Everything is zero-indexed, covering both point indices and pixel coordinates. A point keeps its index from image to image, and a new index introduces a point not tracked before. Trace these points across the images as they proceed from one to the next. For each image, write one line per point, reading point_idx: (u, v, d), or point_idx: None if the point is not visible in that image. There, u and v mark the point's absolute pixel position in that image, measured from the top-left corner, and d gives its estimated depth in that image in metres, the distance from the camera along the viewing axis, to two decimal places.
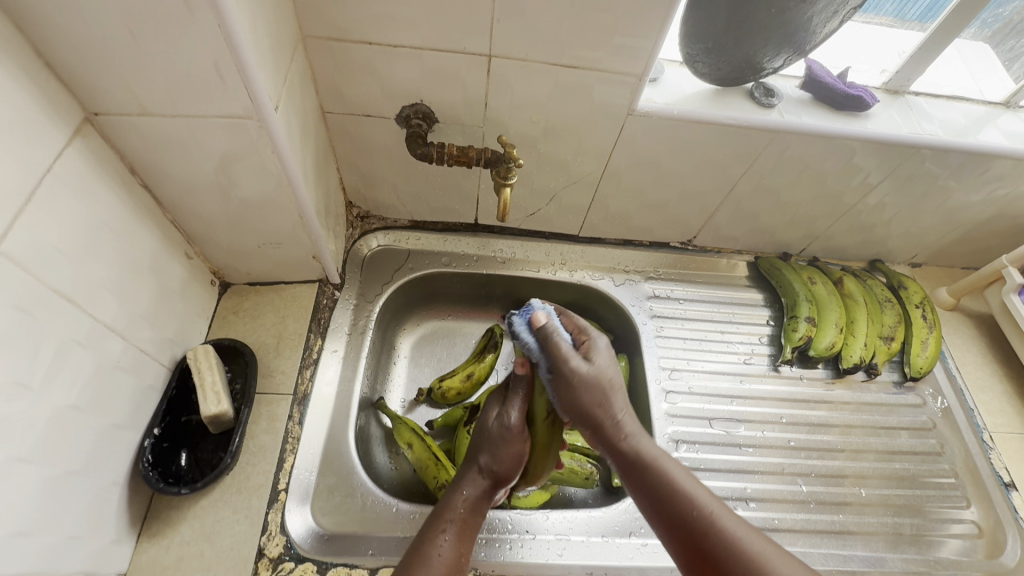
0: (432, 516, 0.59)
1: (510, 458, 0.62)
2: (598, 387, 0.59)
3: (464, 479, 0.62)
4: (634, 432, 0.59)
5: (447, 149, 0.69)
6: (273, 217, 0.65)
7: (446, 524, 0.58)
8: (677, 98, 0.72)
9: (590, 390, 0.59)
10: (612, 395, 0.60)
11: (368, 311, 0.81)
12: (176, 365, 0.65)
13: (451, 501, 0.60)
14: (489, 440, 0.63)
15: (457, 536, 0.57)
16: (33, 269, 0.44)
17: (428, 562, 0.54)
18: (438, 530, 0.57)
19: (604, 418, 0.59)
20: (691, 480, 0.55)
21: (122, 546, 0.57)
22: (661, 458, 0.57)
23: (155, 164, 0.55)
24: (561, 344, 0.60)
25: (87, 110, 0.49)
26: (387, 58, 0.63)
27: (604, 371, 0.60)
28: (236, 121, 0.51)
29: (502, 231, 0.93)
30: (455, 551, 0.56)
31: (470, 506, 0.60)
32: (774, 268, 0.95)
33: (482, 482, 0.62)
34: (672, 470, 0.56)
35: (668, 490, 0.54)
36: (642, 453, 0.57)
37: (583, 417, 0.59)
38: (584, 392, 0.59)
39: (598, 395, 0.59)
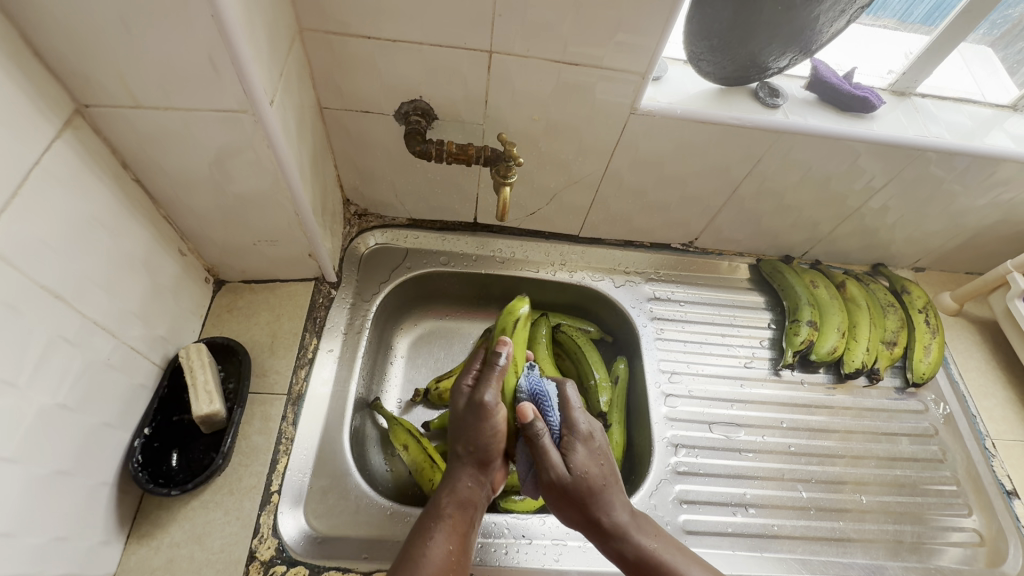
0: (420, 521, 0.58)
1: (483, 436, 0.62)
2: (583, 497, 0.60)
3: (456, 474, 0.62)
4: (624, 531, 0.59)
5: (447, 146, 0.67)
6: (269, 213, 0.64)
7: (435, 525, 0.56)
8: (680, 96, 0.71)
9: (575, 494, 0.60)
10: (602, 500, 0.60)
11: (365, 310, 0.80)
12: (167, 364, 0.64)
13: (444, 499, 0.59)
14: (460, 424, 0.63)
15: (451, 534, 0.56)
16: (20, 264, 0.43)
17: (421, 566, 0.52)
18: (434, 528, 0.56)
19: (588, 523, 0.60)
20: (687, 562, 0.59)
21: (110, 547, 0.55)
22: (659, 550, 0.59)
23: (147, 159, 0.54)
24: (544, 443, 0.61)
25: (78, 102, 0.48)
26: (386, 53, 0.62)
27: (585, 473, 0.61)
28: (230, 114, 0.50)
29: (502, 231, 0.92)
30: (448, 552, 0.54)
31: (462, 499, 0.60)
32: (776, 271, 0.94)
33: (471, 470, 0.62)
34: (666, 556, 0.59)
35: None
36: (635, 552, 0.59)
37: (571, 497, 0.61)
38: (567, 500, 0.61)
39: (583, 502, 0.60)
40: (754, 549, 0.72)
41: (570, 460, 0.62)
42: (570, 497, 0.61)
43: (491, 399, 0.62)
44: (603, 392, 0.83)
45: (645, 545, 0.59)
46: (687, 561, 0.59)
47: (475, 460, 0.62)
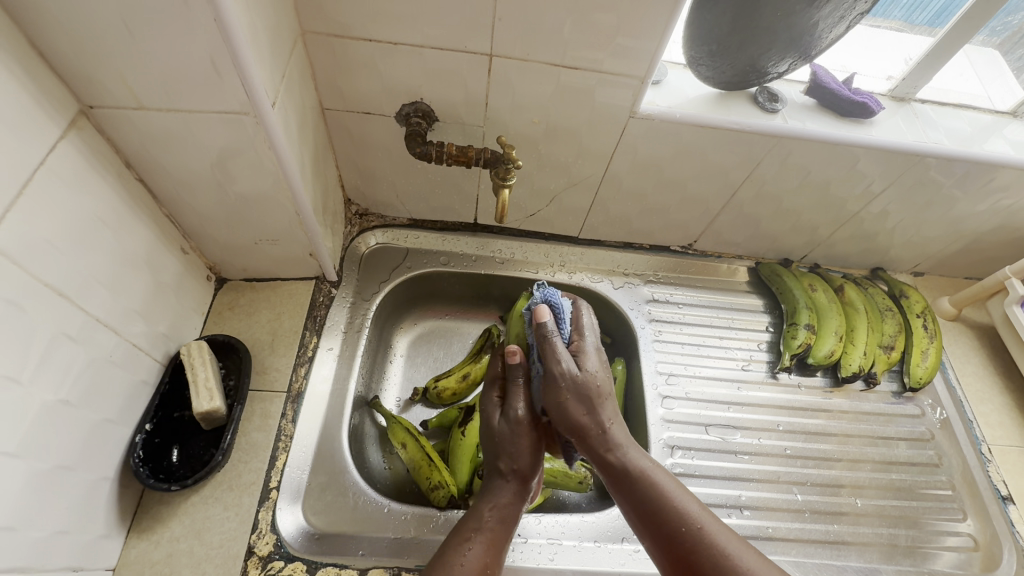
0: (459, 527, 0.57)
1: (526, 454, 0.62)
2: (586, 394, 0.61)
3: (498, 484, 0.61)
4: (622, 445, 0.60)
5: (447, 148, 0.68)
6: (270, 213, 0.65)
7: (474, 532, 0.56)
8: (679, 100, 0.71)
9: (579, 392, 0.61)
10: (601, 402, 0.62)
11: (365, 309, 0.81)
12: (169, 361, 0.64)
13: (484, 507, 0.59)
14: (503, 439, 0.63)
15: (487, 542, 0.55)
16: (24, 262, 0.44)
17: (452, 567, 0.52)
18: (470, 532, 0.56)
19: (589, 425, 0.60)
20: (678, 489, 0.57)
21: (111, 541, 0.56)
22: (652, 469, 0.58)
23: (151, 158, 0.55)
24: (556, 343, 0.63)
25: (82, 103, 0.48)
26: (387, 55, 0.62)
27: (594, 376, 0.62)
28: (232, 116, 0.51)
29: (502, 231, 0.92)
30: (481, 559, 0.54)
31: (503, 514, 0.59)
32: (775, 274, 0.95)
33: (512, 486, 0.61)
34: (657, 477, 0.57)
35: (654, 495, 0.56)
36: (629, 466, 0.58)
37: (578, 397, 0.61)
38: (570, 398, 0.61)
39: (584, 404, 0.61)
40: None
41: (581, 363, 0.63)
42: (576, 392, 0.61)
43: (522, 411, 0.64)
44: None
45: (640, 463, 0.59)
46: (677, 488, 0.57)
47: (517, 477, 0.62)
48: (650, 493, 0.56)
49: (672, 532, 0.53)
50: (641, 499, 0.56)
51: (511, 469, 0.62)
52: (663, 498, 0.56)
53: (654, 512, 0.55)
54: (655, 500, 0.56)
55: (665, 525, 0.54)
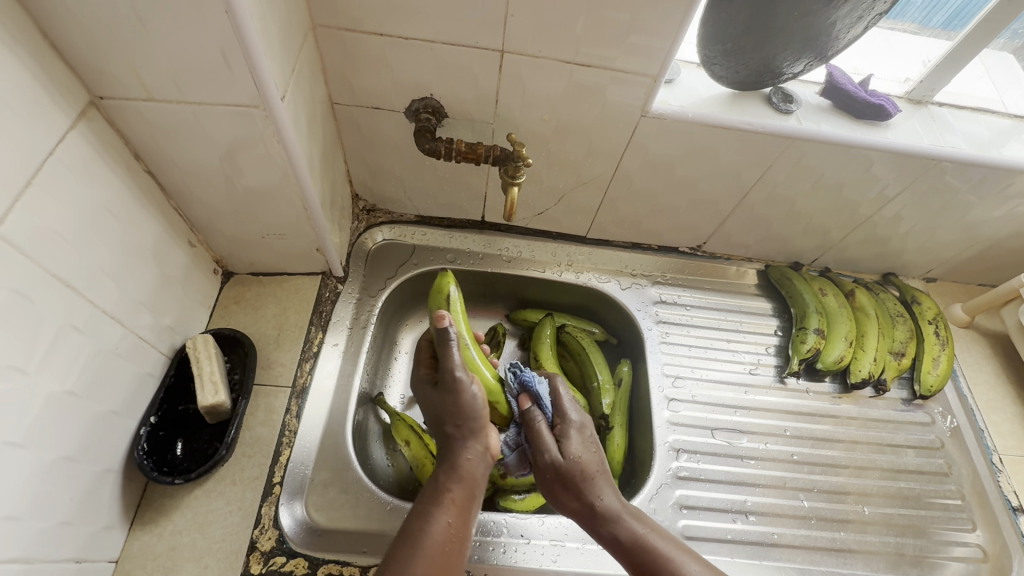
0: (422, 498, 0.56)
1: (470, 403, 0.59)
2: (573, 479, 0.60)
3: (456, 449, 0.59)
4: (618, 517, 0.59)
5: (456, 144, 0.67)
6: (278, 207, 0.64)
7: (438, 501, 0.55)
8: (692, 99, 0.70)
9: (566, 479, 0.60)
10: (597, 481, 0.60)
11: (370, 305, 0.80)
12: (174, 353, 0.64)
13: (445, 477, 0.57)
14: (451, 405, 0.60)
15: (452, 509, 0.54)
16: (32, 252, 0.44)
17: (421, 540, 0.51)
18: (436, 504, 0.55)
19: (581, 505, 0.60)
20: (678, 551, 0.57)
21: (114, 532, 0.56)
22: (649, 535, 0.58)
23: (159, 150, 0.55)
24: (541, 425, 0.62)
25: (92, 94, 0.48)
26: (398, 50, 0.62)
27: (579, 460, 0.61)
28: (242, 109, 0.51)
29: (509, 230, 0.92)
30: (448, 527, 0.53)
31: (461, 474, 0.58)
32: (785, 277, 0.94)
33: (465, 441, 0.60)
34: (658, 544, 0.57)
35: (660, 565, 0.56)
36: (623, 536, 0.58)
37: (568, 484, 0.60)
38: (558, 487, 0.61)
39: (574, 489, 0.60)
40: (753, 557, 0.72)
41: (565, 448, 0.62)
42: (562, 479, 0.60)
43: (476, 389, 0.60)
44: (606, 394, 0.83)
45: (636, 530, 0.58)
46: (682, 554, 0.57)
47: (472, 436, 0.60)
48: (657, 565, 0.56)
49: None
50: (649, 573, 0.56)
51: (463, 431, 0.60)
52: (669, 568, 0.55)
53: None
54: (662, 571, 0.55)
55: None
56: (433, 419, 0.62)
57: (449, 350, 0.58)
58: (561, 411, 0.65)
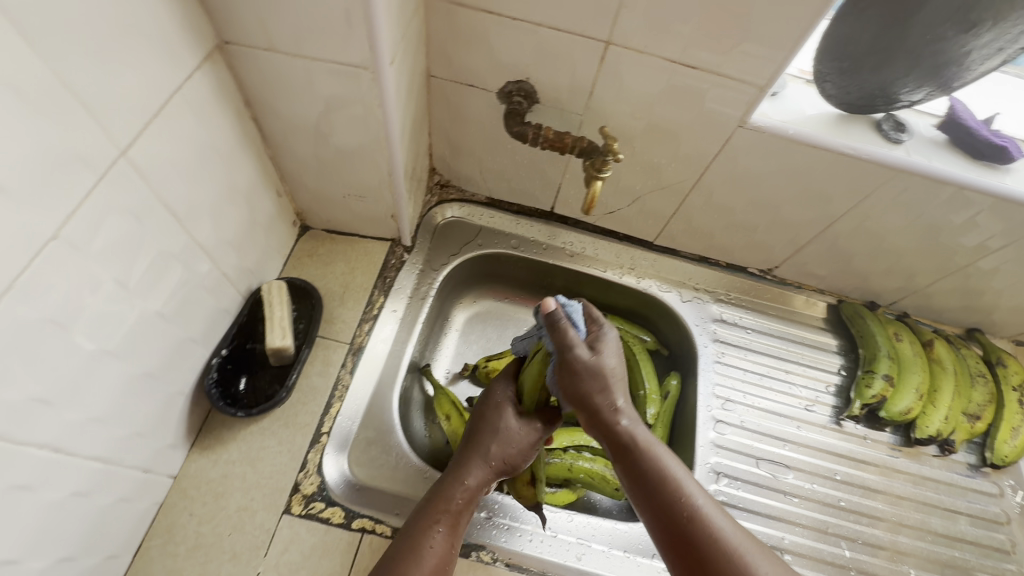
0: (426, 507, 0.57)
1: (518, 448, 0.61)
2: (598, 375, 0.55)
3: (470, 470, 0.60)
4: (632, 423, 0.55)
5: (545, 131, 0.66)
6: (365, 169, 0.66)
7: (440, 516, 0.56)
8: (796, 116, 0.66)
9: (592, 373, 0.54)
10: (615, 385, 0.55)
11: (431, 278, 0.83)
12: (249, 294, 0.67)
13: (452, 494, 0.58)
14: (499, 430, 0.61)
15: (451, 529, 0.56)
16: (151, 180, 0.46)
17: (420, 559, 0.52)
18: (436, 527, 0.55)
19: (602, 406, 0.55)
20: (685, 475, 0.53)
21: (176, 452, 0.60)
22: (659, 450, 0.55)
23: (267, 99, 0.57)
24: (570, 331, 0.54)
25: (219, 39, 0.50)
26: (502, 30, 0.62)
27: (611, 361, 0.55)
28: (353, 70, 0.52)
29: (577, 225, 0.92)
30: (445, 545, 0.55)
31: (468, 496, 0.58)
32: (857, 315, 0.89)
33: (487, 471, 0.60)
34: (670, 463, 0.54)
35: (664, 480, 0.52)
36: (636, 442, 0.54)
37: (592, 383, 0.54)
38: (582, 378, 0.54)
39: (599, 382, 0.54)
40: None
41: (597, 350, 0.55)
42: (588, 373, 0.54)
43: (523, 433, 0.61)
44: (651, 403, 0.81)
45: (643, 439, 0.55)
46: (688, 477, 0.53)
47: (493, 473, 0.60)
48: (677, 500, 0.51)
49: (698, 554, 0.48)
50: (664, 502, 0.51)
51: (489, 463, 0.60)
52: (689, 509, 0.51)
53: (681, 524, 0.50)
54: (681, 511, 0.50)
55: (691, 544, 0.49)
56: (473, 433, 0.63)
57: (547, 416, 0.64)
58: (599, 325, 0.58)
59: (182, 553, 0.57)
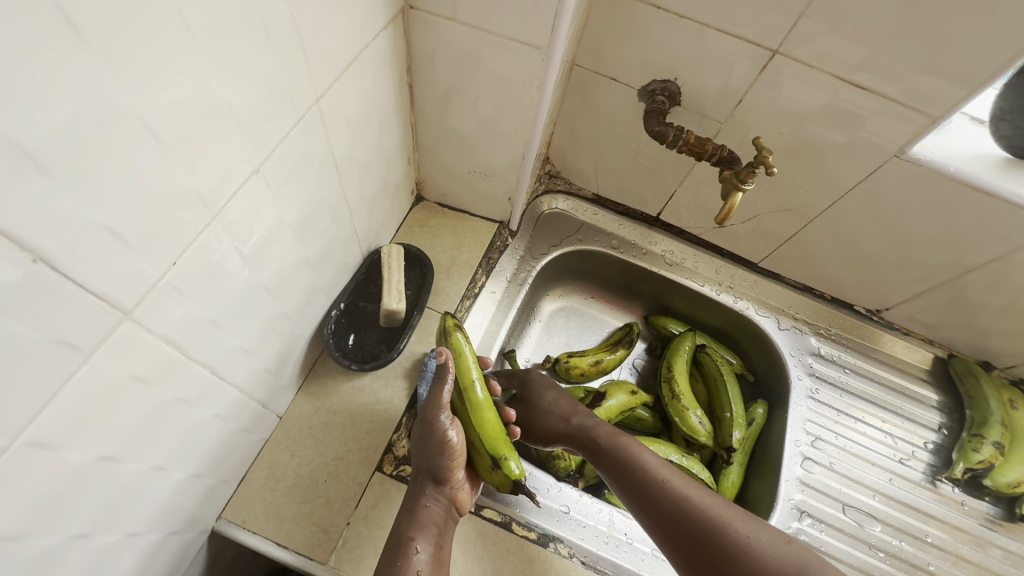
0: (386, 558, 0.54)
1: (437, 452, 0.57)
2: (547, 399, 0.70)
3: (416, 497, 0.57)
4: (604, 433, 0.65)
5: (687, 134, 0.64)
6: (500, 148, 0.66)
7: (403, 557, 0.52)
8: (959, 152, 0.62)
9: (540, 401, 0.70)
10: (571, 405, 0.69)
11: (531, 265, 0.83)
12: (367, 255, 0.69)
13: (408, 528, 0.55)
14: (418, 451, 0.58)
15: (422, 558, 0.53)
16: (328, 129, 0.47)
17: None
18: (405, 562, 0.52)
19: (563, 426, 0.67)
20: (661, 464, 0.60)
21: (286, 393, 0.62)
22: (635, 446, 0.62)
23: (429, 68, 0.58)
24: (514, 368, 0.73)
25: (405, 3, 0.51)
26: (665, 26, 0.60)
27: (554, 388, 0.71)
28: (524, 47, 0.52)
29: (679, 234, 0.90)
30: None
31: (423, 521, 0.55)
32: (970, 373, 0.83)
33: (430, 490, 0.57)
34: (645, 456, 0.61)
35: (643, 470, 0.59)
36: (612, 442, 0.63)
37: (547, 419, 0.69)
38: (542, 405, 0.70)
39: (552, 403, 0.70)
40: None
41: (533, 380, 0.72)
42: (534, 402, 0.71)
43: (453, 435, 0.57)
44: (737, 428, 0.78)
45: (620, 438, 0.63)
46: (664, 467, 0.60)
47: (437, 481, 0.57)
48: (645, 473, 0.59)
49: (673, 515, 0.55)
50: (625, 473, 0.60)
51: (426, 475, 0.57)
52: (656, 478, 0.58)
53: (666, 507, 0.56)
54: (651, 482, 0.58)
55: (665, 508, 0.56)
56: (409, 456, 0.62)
57: (437, 396, 0.57)
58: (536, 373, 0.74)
59: (281, 490, 0.59)
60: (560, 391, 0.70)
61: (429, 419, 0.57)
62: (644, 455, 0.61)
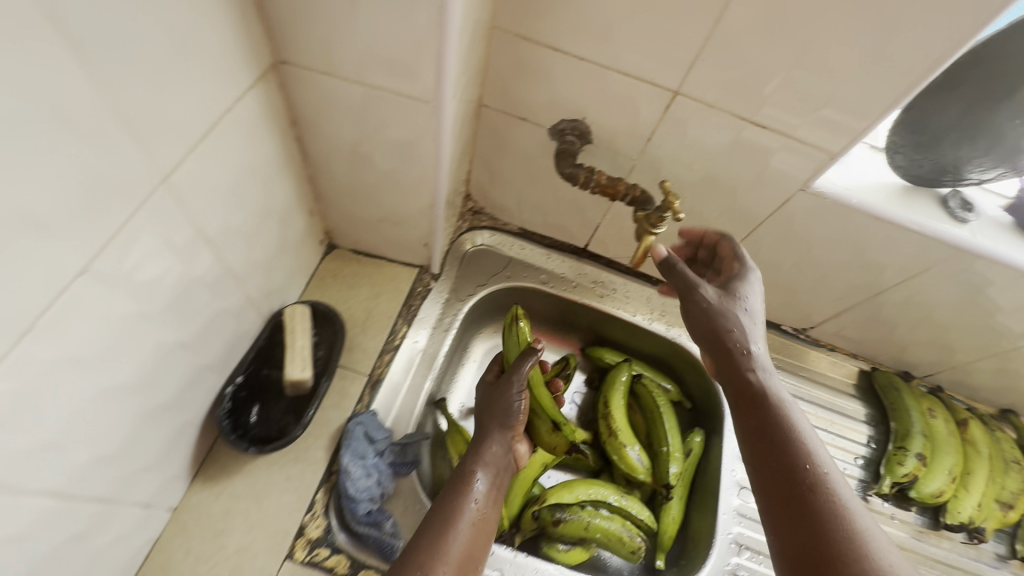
0: (447, 486, 0.60)
1: (512, 407, 0.67)
2: (727, 314, 0.56)
3: (485, 440, 0.65)
4: (766, 371, 0.54)
5: (598, 176, 0.63)
6: (406, 198, 0.63)
7: (463, 485, 0.59)
8: (859, 184, 0.63)
9: (710, 317, 0.56)
10: (752, 330, 0.56)
11: (456, 309, 0.79)
12: (269, 318, 0.64)
13: (472, 462, 0.62)
14: (495, 402, 0.68)
15: (481, 494, 0.59)
16: (188, 204, 0.43)
17: (456, 522, 0.54)
18: (468, 486, 0.59)
19: (734, 343, 0.55)
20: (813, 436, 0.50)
21: (179, 483, 0.56)
22: (789, 404, 0.52)
23: (316, 121, 0.54)
24: (687, 271, 0.59)
25: (275, 57, 0.47)
26: (566, 68, 0.58)
27: (742, 300, 0.57)
28: (410, 101, 0.48)
29: (608, 264, 0.89)
30: (476, 509, 0.57)
31: (491, 460, 0.63)
32: (892, 387, 0.86)
33: (500, 439, 0.66)
34: (795, 415, 0.51)
35: (789, 433, 0.50)
36: (768, 390, 0.52)
37: (710, 340, 0.56)
38: (704, 321, 0.57)
39: (723, 320, 0.56)
40: None
41: (733, 286, 0.58)
42: (713, 315, 0.56)
43: (521, 404, 0.68)
44: (674, 462, 0.77)
45: (774, 388, 0.53)
46: (814, 435, 0.50)
47: (503, 430, 0.66)
48: (802, 461, 0.48)
49: (815, 526, 0.44)
50: (770, 427, 0.50)
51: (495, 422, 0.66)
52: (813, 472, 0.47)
53: (798, 481, 0.46)
54: (804, 476, 0.47)
55: (807, 510, 0.45)
56: (477, 410, 0.71)
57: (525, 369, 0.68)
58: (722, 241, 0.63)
59: None
60: (722, 296, 0.57)
61: (512, 384, 0.68)
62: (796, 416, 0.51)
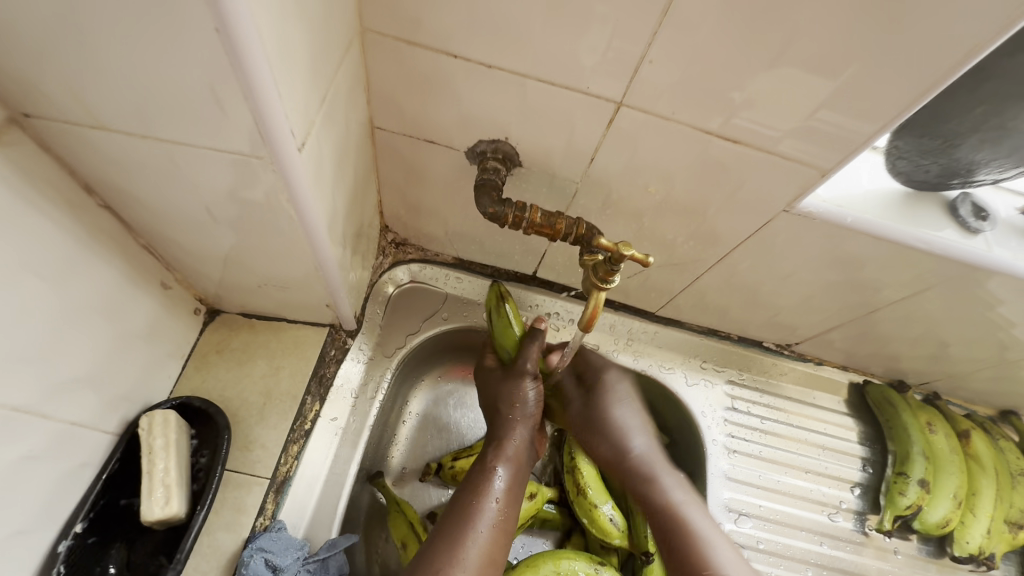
0: (465, 483, 0.54)
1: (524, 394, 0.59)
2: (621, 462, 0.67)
3: (502, 429, 0.58)
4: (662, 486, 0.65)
5: (530, 214, 0.49)
6: (283, 262, 0.48)
7: (480, 482, 0.53)
8: (852, 197, 0.51)
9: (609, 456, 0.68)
10: (650, 470, 0.66)
11: (383, 370, 0.67)
12: (124, 431, 0.49)
13: (489, 457, 0.55)
14: (506, 386, 0.60)
15: (500, 491, 0.53)
16: None
17: (474, 523, 0.49)
18: (485, 483, 0.53)
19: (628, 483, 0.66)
20: (713, 531, 0.60)
21: None
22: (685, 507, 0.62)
23: (120, 184, 0.38)
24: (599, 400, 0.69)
25: (15, 110, 0.32)
26: (473, 78, 0.44)
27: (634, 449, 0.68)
28: (235, 157, 0.34)
29: (563, 290, 0.75)
30: (498, 506, 0.51)
31: (508, 454, 0.56)
32: (887, 401, 0.76)
33: (519, 429, 0.58)
34: (695, 520, 0.61)
35: (687, 536, 0.59)
36: (659, 501, 0.63)
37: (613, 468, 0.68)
38: (604, 450, 0.68)
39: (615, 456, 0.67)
40: None
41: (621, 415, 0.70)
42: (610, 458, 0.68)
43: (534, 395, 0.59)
44: None
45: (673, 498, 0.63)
46: (714, 538, 0.59)
47: (521, 418, 0.58)
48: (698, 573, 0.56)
49: None
50: (668, 536, 0.60)
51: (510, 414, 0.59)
52: None
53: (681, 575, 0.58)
54: None
55: None
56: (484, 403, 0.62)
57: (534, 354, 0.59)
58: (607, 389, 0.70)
59: None
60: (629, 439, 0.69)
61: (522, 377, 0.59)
62: (697, 532, 0.60)
